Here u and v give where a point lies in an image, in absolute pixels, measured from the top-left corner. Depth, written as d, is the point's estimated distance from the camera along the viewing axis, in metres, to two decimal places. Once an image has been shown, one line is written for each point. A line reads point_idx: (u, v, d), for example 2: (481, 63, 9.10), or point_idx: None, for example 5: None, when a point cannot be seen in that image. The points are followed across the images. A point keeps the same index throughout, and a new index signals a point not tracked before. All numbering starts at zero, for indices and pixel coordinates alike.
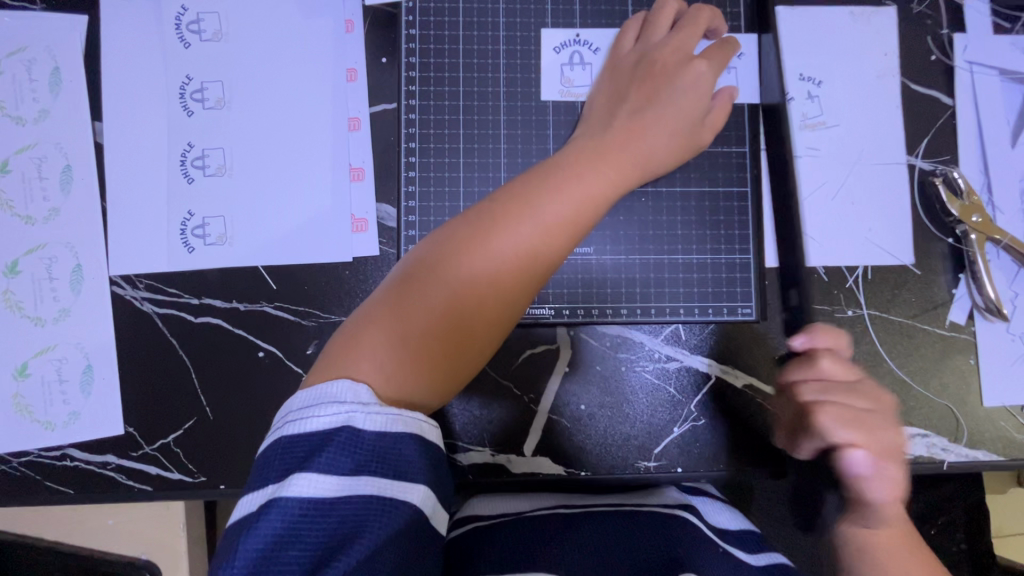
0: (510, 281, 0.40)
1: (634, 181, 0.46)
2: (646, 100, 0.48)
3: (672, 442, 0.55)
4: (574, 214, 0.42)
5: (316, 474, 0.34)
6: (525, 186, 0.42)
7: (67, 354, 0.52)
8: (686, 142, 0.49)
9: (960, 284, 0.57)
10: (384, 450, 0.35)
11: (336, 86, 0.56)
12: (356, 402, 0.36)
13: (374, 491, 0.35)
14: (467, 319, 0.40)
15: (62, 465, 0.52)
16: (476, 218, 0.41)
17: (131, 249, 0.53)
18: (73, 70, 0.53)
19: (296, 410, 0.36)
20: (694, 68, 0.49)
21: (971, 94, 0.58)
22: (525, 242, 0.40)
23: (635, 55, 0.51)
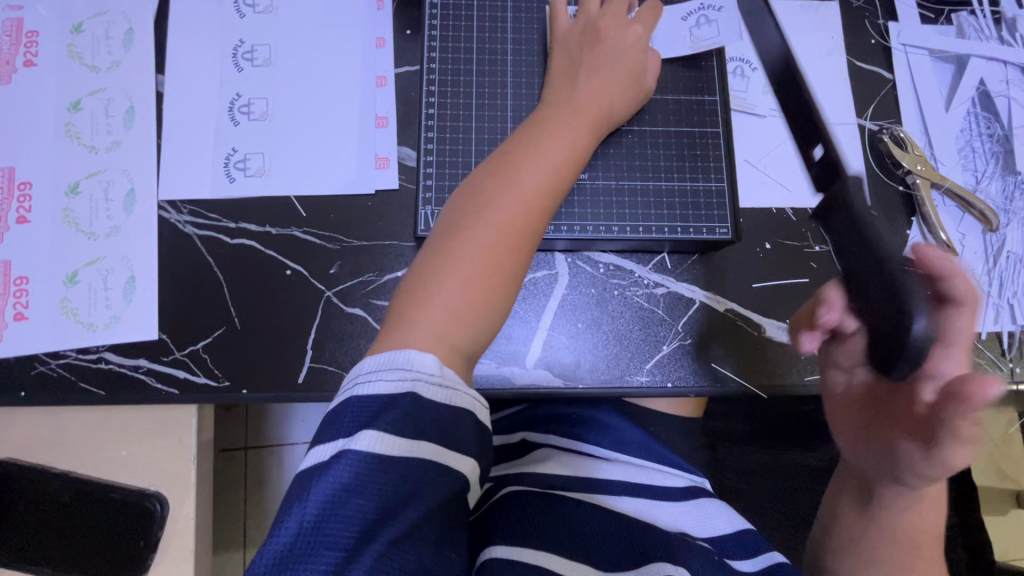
0: (535, 212, 0.47)
1: (603, 129, 0.56)
2: (596, 59, 0.56)
3: (663, 359, 0.60)
4: (570, 156, 0.51)
5: (381, 433, 0.37)
6: (521, 143, 0.50)
7: (114, 265, 0.57)
8: (636, 90, 0.58)
9: (914, 227, 0.65)
10: (443, 418, 0.39)
11: (366, 51, 0.65)
12: (419, 370, 0.39)
13: (431, 456, 0.38)
14: (502, 255, 0.45)
15: (96, 367, 0.55)
16: (483, 175, 0.48)
17: (179, 178, 0.60)
18: (143, 31, 0.63)
19: (366, 373, 0.39)
20: (633, 31, 0.58)
21: (908, 70, 0.69)
22: (541, 181, 0.48)
23: (580, 26, 0.59)
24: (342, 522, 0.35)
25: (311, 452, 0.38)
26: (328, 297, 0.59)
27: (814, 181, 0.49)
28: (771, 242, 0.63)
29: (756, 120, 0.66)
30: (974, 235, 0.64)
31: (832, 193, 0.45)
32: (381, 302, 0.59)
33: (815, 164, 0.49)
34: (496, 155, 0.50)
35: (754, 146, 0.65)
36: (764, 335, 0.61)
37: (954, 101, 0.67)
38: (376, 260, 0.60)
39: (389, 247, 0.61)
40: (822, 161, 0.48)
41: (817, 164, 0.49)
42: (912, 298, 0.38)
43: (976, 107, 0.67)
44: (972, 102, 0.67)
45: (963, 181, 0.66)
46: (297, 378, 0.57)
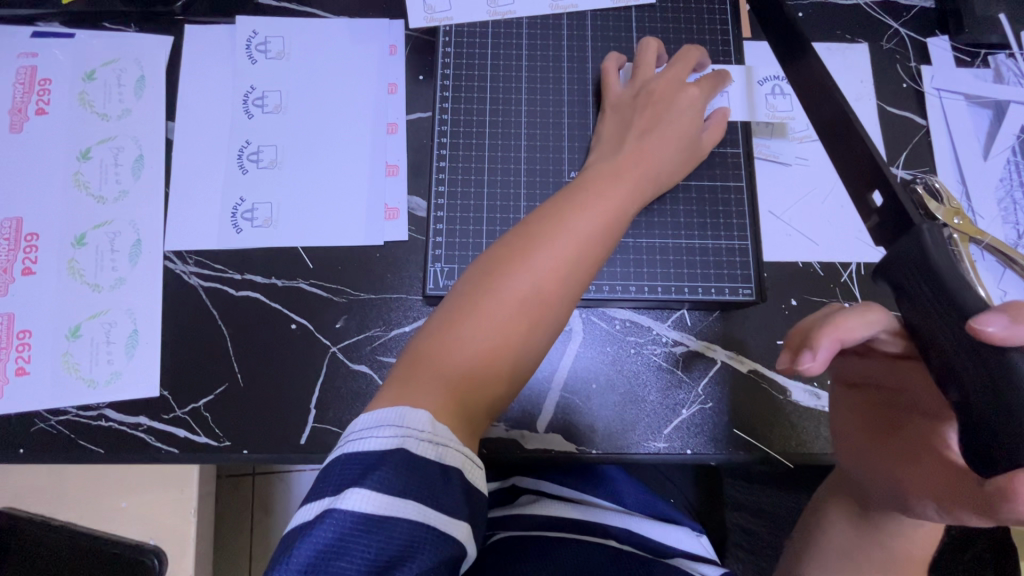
0: (550, 290, 0.46)
1: (646, 193, 0.53)
2: (649, 123, 0.54)
3: (680, 424, 0.57)
4: (599, 230, 0.48)
5: (368, 490, 0.36)
6: (551, 211, 0.49)
7: (117, 318, 0.56)
8: (689, 155, 0.56)
9: None
10: (432, 476, 0.38)
11: (378, 97, 0.64)
12: (410, 427, 0.39)
13: (420, 516, 0.37)
14: (516, 336, 0.45)
15: (96, 425, 0.54)
16: (510, 242, 0.48)
17: (186, 228, 0.59)
18: (155, 78, 0.62)
19: (357, 431, 0.40)
20: (688, 94, 0.56)
21: (942, 117, 0.65)
22: (563, 257, 0.47)
23: (631, 92, 0.58)
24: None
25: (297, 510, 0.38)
26: (333, 352, 0.57)
27: (874, 232, 0.42)
28: (798, 298, 0.60)
29: (781, 169, 0.63)
30: (1016, 292, 0.61)
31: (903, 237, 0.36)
32: (387, 360, 0.57)
33: (875, 212, 0.41)
34: (525, 222, 0.49)
35: (778, 196, 0.62)
36: (790, 399, 0.57)
37: (993, 149, 0.64)
38: (383, 314, 0.58)
39: (397, 301, 0.59)
40: (883, 208, 0.41)
41: (878, 213, 0.41)
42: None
43: (1017, 156, 0.63)
44: (1012, 151, 0.64)
45: (1003, 235, 0.62)
46: (299, 439, 0.55)
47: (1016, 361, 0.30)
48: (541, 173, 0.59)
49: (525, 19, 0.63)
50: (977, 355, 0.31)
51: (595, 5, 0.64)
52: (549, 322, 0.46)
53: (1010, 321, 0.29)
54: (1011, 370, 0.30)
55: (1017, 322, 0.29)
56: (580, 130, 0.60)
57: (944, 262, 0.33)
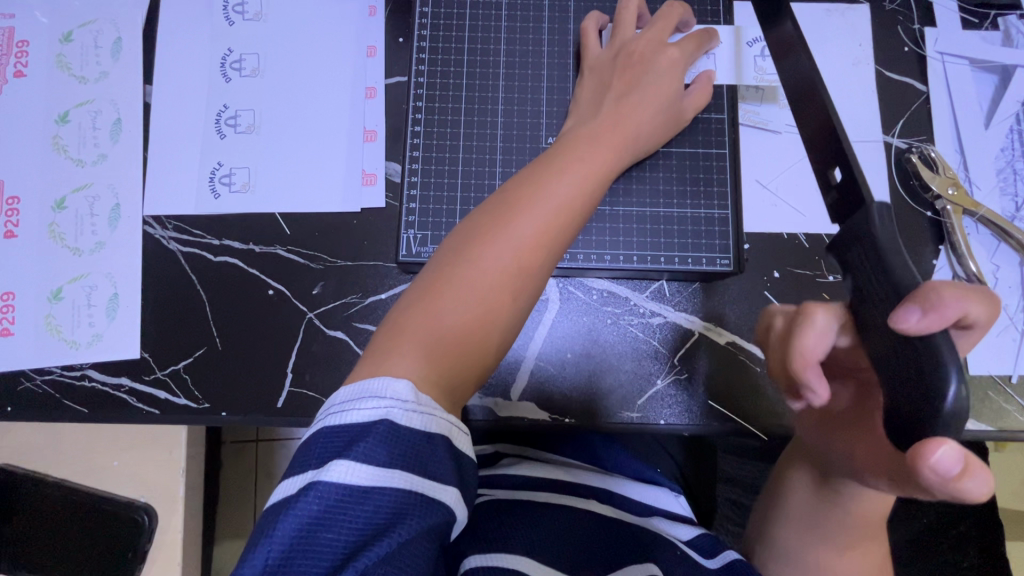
0: (530, 257, 0.46)
1: (627, 157, 0.52)
2: (628, 86, 0.53)
3: (655, 394, 0.56)
4: (579, 194, 0.47)
5: (353, 462, 0.37)
6: (528, 178, 0.48)
7: (98, 282, 0.57)
8: (668, 120, 0.54)
9: (941, 256, 0.59)
10: (417, 445, 0.39)
11: (356, 60, 0.62)
12: (394, 398, 0.39)
13: (406, 485, 0.38)
14: (496, 304, 0.45)
15: (79, 385, 0.55)
16: (487, 211, 0.47)
17: (164, 193, 0.59)
18: (132, 40, 0.62)
19: (339, 403, 0.40)
20: (668, 55, 0.54)
21: (943, 83, 0.62)
22: (542, 224, 0.46)
23: (611, 52, 0.56)
24: (312, 556, 0.35)
25: (280, 484, 0.39)
26: (310, 318, 0.58)
27: (831, 210, 0.40)
28: (781, 270, 0.58)
29: (770, 137, 0.61)
30: (1010, 266, 0.58)
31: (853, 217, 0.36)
32: (363, 326, 0.57)
33: (834, 188, 0.40)
34: (502, 190, 0.48)
35: (765, 165, 0.60)
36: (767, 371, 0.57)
37: (995, 118, 0.61)
38: (360, 281, 0.58)
39: (373, 268, 0.59)
40: (841, 183, 0.39)
41: (836, 189, 0.39)
42: (943, 355, 0.28)
43: (1020, 124, 0.61)
44: (1016, 118, 0.61)
45: (1000, 207, 0.60)
46: (276, 402, 0.56)
47: (937, 340, 0.29)
48: (518, 138, 0.58)
49: None
50: (904, 342, 0.31)
51: None
52: (530, 289, 0.45)
53: (921, 312, 0.29)
54: (931, 351, 0.29)
55: (930, 310, 0.29)
56: (558, 95, 0.59)
57: (888, 244, 0.33)
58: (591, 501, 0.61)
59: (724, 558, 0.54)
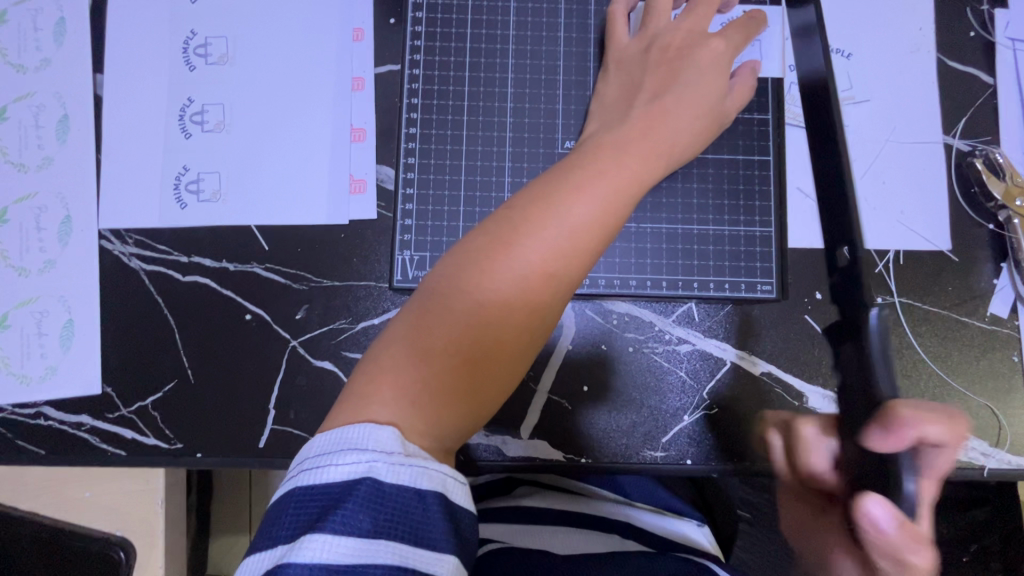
0: (537, 288, 0.38)
1: (660, 168, 0.44)
2: (661, 85, 0.45)
3: (680, 432, 0.51)
4: (599, 214, 0.40)
5: (329, 535, 0.31)
6: (540, 190, 0.40)
7: (49, 307, 0.50)
8: (709, 123, 0.46)
9: (1002, 274, 0.53)
10: (407, 507, 0.32)
11: (340, 45, 0.54)
12: (378, 450, 0.33)
13: (394, 558, 0.31)
14: (496, 340, 0.38)
15: (34, 425, 0.49)
16: (490, 228, 0.40)
17: (123, 203, 0.52)
18: (77, 21, 0.53)
19: (313, 458, 0.34)
20: (711, 47, 0.46)
21: (1013, 74, 0.55)
22: (555, 245, 0.39)
23: (642, 44, 0.48)
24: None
25: (245, 564, 0.32)
26: (294, 347, 0.51)
27: None
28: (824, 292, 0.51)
29: None
30: None
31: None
32: (355, 355, 0.51)
33: None
34: (512, 202, 0.41)
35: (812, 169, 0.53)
36: (803, 406, 0.51)
37: None
38: (350, 304, 0.51)
39: (365, 289, 0.52)
40: None
41: None
42: None
43: None
44: None
45: None
46: (257, 443, 0.50)
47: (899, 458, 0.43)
48: (530, 139, 0.51)
49: None
50: None
51: None
52: (538, 325, 0.38)
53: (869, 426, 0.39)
54: None
55: (893, 430, 0.43)
56: (576, 89, 0.52)
57: None
58: (615, 538, 0.56)
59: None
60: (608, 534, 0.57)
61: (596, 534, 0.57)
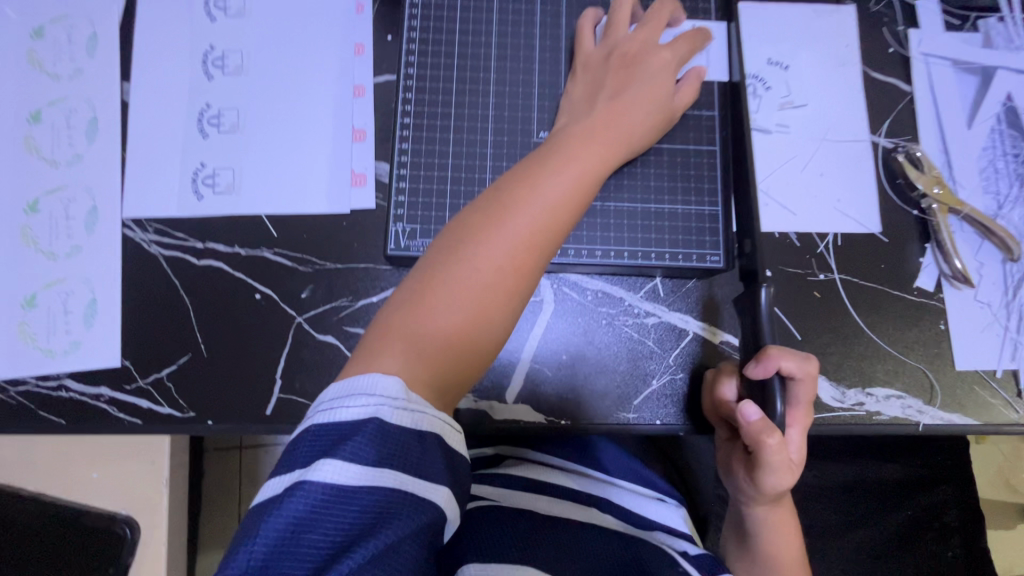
0: (520, 255, 0.44)
1: (620, 154, 0.51)
2: (619, 84, 0.53)
3: (650, 394, 0.56)
4: (573, 194, 0.47)
5: (341, 461, 0.36)
6: (523, 174, 0.47)
7: (75, 288, 0.54)
8: (661, 119, 0.54)
9: (927, 253, 0.60)
10: (407, 445, 0.37)
11: (344, 58, 0.61)
12: (384, 396, 0.38)
13: (396, 485, 0.36)
14: (489, 302, 0.44)
15: (56, 396, 0.53)
16: (477, 208, 0.46)
17: (144, 195, 0.57)
18: (108, 36, 0.59)
19: (328, 401, 0.38)
20: (661, 55, 0.54)
21: (927, 83, 0.64)
22: (538, 219, 0.45)
23: (604, 52, 0.56)
24: (296, 558, 0.33)
25: (264, 486, 0.37)
26: (299, 323, 0.56)
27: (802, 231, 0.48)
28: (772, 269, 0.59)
29: (761, 135, 0.62)
30: (993, 264, 0.60)
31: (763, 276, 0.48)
32: (355, 330, 0.56)
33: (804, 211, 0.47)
34: (497, 185, 0.48)
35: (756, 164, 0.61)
36: None
37: (977, 117, 0.62)
38: (350, 284, 0.57)
39: (364, 271, 0.57)
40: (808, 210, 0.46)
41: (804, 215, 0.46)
42: None
43: (1001, 124, 0.62)
44: (997, 118, 0.62)
45: (983, 205, 0.61)
46: (264, 411, 0.54)
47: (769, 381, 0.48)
48: (509, 131, 0.58)
49: None
50: None
51: None
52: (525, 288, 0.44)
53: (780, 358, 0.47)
54: None
55: (767, 360, 0.47)
56: (550, 89, 0.59)
57: None
58: (593, 509, 0.61)
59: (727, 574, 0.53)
60: (585, 506, 0.61)
61: (573, 504, 0.61)
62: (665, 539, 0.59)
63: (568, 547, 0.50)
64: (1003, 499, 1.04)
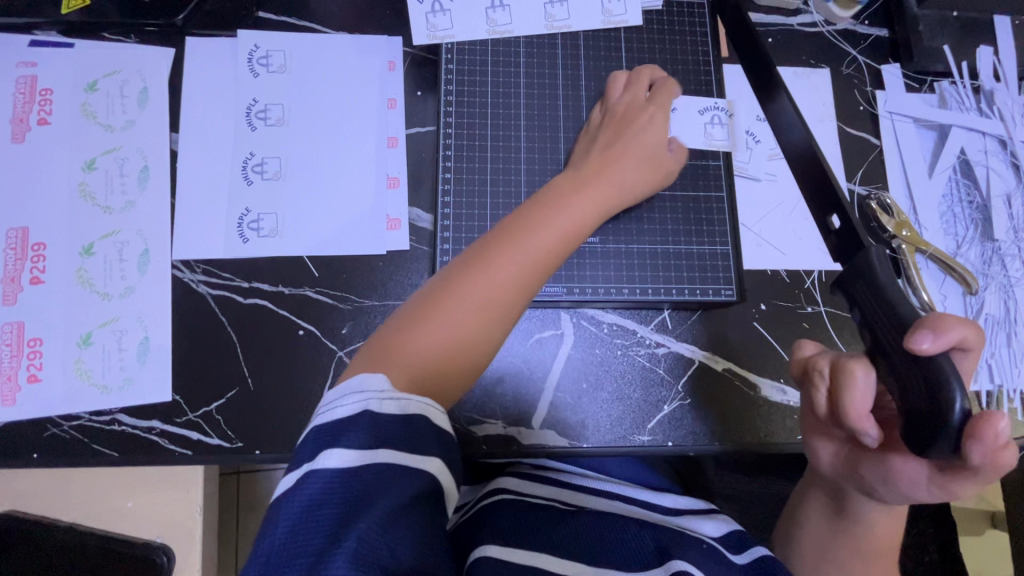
0: (507, 286, 0.49)
1: (608, 204, 0.57)
2: (610, 141, 0.60)
3: (663, 418, 0.62)
4: (578, 224, 0.53)
5: (340, 448, 0.40)
6: (539, 203, 0.53)
7: (128, 327, 0.58)
8: (650, 169, 0.61)
9: (899, 288, 0.68)
10: (397, 430, 0.41)
11: (378, 112, 0.67)
12: (371, 390, 0.42)
13: (391, 460, 0.40)
14: (489, 311, 0.48)
15: (110, 430, 0.56)
16: (476, 245, 0.51)
17: (193, 237, 0.61)
18: (158, 90, 0.64)
19: (326, 403, 0.43)
20: (649, 117, 0.62)
21: (894, 137, 0.72)
22: (547, 240, 0.51)
23: (601, 114, 0.64)
24: (310, 535, 0.37)
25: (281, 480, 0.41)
26: (340, 357, 0.60)
27: (834, 248, 0.50)
28: (767, 303, 0.66)
29: (751, 183, 0.69)
30: (955, 297, 0.68)
31: (856, 259, 0.42)
32: None
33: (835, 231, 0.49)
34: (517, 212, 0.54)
35: (749, 210, 0.69)
36: (760, 394, 0.64)
37: (937, 167, 0.71)
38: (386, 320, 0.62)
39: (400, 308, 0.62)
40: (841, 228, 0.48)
41: (836, 233, 0.49)
42: (950, 379, 0.35)
43: (957, 174, 0.71)
44: (953, 169, 0.71)
45: (944, 245, 0.69)
46: None
47: (940, 365, 0.35)
48: (540, 180, 0.65)
49: (523, 38, 0.67)
50: (915, 362, 0.37)
51: (587, 27, 0.68)
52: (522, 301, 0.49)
53: (934, 337, 0.35)
54: (939, 375, 0.35)
55: (942, 334, 0.35)
56: (574, 145, 0.66)
57: (885, 280, 0.40)
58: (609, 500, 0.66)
59: (752, 554, 0.58)
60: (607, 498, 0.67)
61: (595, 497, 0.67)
62: (686, 525, 0.63)
63: (581, 538, 0.56)
64: (975, 507, 1.12)
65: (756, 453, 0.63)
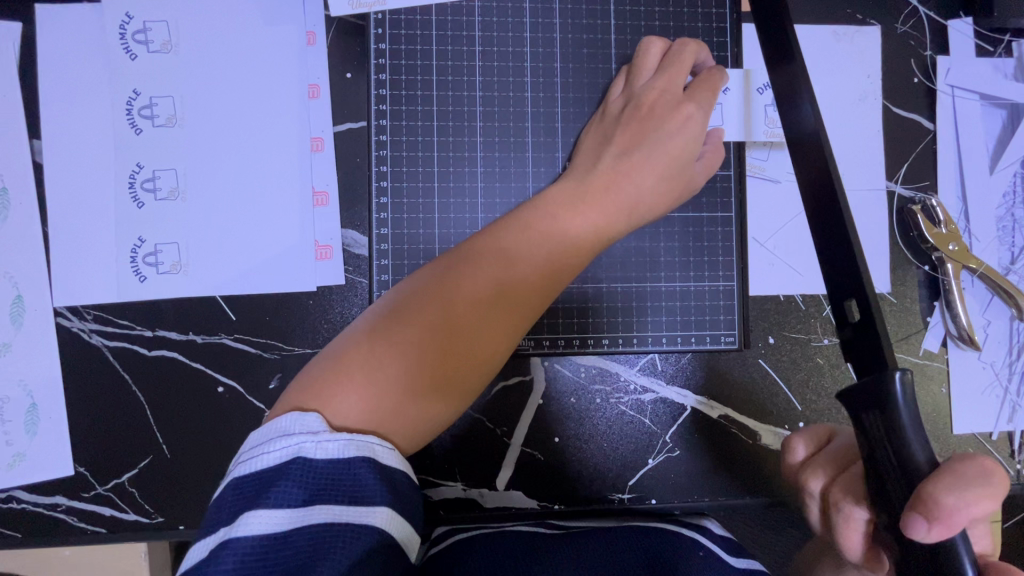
0: (496, 301, 0.39)
1: (617, 229, 0.44)
2: (629, 145, 0.47)
3: (647, 473, 0.54)
4: (594, 231, 0.43)
5: (266, 510, 0.30)
6: (548, 201, 0.44)
7: (10, 393, 0.49)
8: (676, 186, 0.48)
9: (935, 312, 0.57)
10: (339, 478, 0.32)
11: (296, 102, 0.52)
12: (305, 432, 0.33)
13: (331, 518, 0.31)
14: (479, 327, 0.38)
15: (8, 508, 0.49)
16: (460, 251, 0.41)
17: (75, 278, 0.50)
18: (5, 84, 0.50)
19: (249, 449, 0.33)
20: (683, 111, 0.48)
21: (952, 121, 0.58)
22: (557, 247, 0.41)
23: (623, 100, 0.50)
24: None
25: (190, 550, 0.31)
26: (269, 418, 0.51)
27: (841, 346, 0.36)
28: (776, 335, 0.56)
29: (770, 185, 0.56)
30: (1001, 322, 0.57)
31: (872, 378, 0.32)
32: None
33: (849, 325, 0.35)
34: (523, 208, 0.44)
35: (763, 221, 0.56)
36: (760, 443, 0.55)
37: (1000, 162, 0.57)
38: None
39: None
40: (859, 324, 0.35)
41: (851, 327, 0.35)
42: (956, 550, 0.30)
43: None
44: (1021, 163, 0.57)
45: (996, 259, 0.57)
46: None
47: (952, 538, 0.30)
48: (503, 191, 0.52)
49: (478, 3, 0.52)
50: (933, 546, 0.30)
51: None
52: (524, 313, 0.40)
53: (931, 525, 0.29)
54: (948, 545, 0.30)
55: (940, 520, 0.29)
56: (546, 153, 0.52)
57: (908, 423, 0.31)
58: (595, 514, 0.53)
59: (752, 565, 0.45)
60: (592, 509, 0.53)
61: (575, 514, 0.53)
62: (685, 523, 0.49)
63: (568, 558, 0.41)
64: None
65: (757, 509, 0.55)
